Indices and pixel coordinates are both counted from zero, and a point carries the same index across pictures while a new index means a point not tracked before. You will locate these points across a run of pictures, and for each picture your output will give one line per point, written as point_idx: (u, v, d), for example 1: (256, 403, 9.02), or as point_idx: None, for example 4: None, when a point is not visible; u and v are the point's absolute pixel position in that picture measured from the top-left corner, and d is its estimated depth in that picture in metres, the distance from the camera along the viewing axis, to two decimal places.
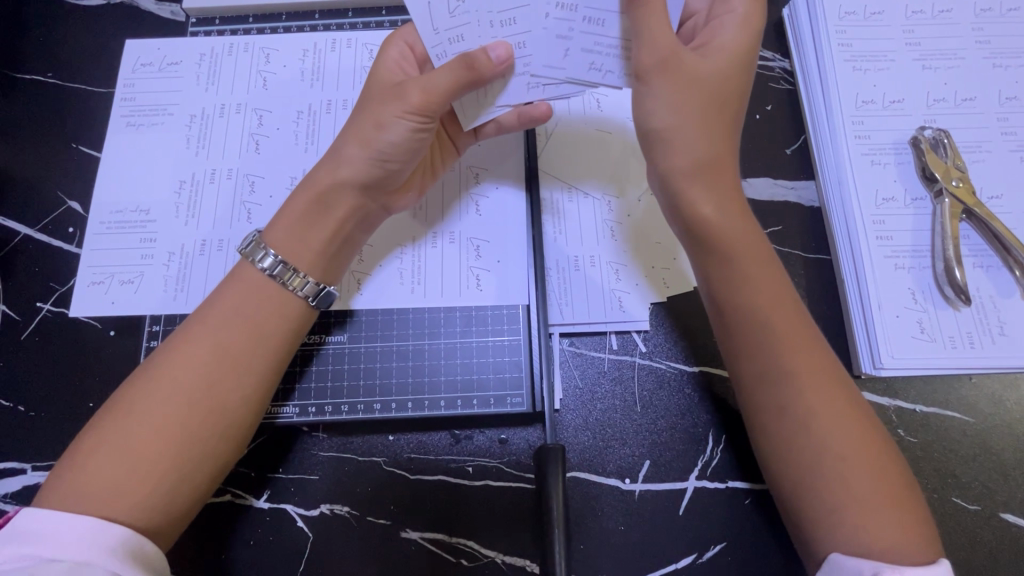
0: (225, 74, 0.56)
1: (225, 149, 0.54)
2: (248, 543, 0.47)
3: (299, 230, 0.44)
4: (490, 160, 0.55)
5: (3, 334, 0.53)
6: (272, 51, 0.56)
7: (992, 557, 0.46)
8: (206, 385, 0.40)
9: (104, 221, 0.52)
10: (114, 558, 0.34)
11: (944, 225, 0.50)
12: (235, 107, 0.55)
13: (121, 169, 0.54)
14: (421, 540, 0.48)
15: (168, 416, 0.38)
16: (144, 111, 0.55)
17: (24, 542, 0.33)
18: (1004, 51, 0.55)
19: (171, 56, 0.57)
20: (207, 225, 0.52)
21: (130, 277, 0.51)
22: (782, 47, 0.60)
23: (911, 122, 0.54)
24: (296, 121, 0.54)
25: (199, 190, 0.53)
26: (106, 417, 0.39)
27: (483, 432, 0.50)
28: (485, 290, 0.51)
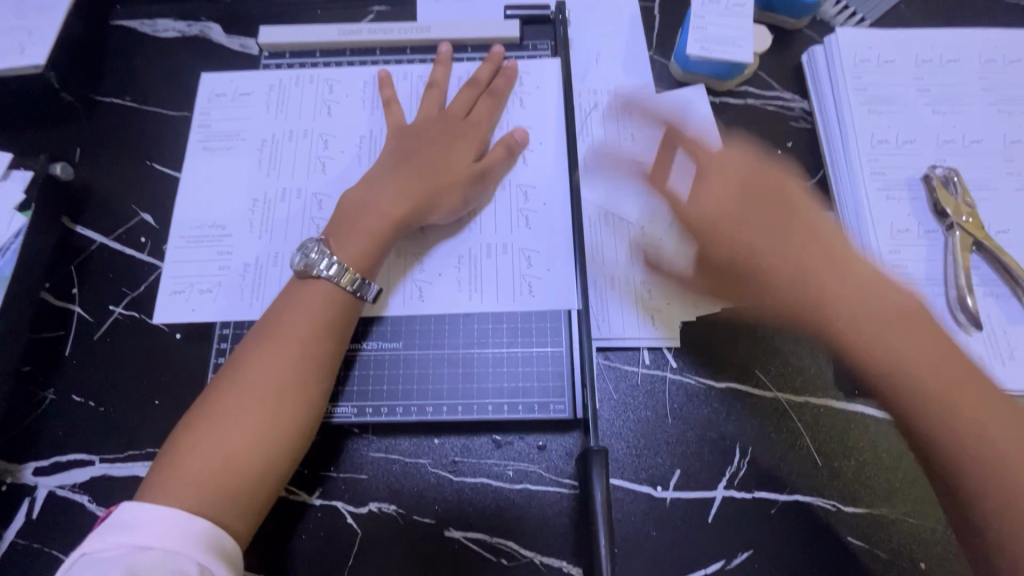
0: (294, 103, 0.61)
1: (294, 170, 0.59)
2: (300, 537, 0.50)
3: (352, 229, 0.51)
4: (534, 178, 0.58)
5: (77, 334, 0.57)
6: (335, 82, 0.62)
7: None
8: (270, 393, 0.44)
9: (183, 235, 0.57)
10: (198, 548, 0.39)
11: (956, 256, 0.54)
12: (303, 132, 0.60)
13: (197, 187, 0.59)
14: (464, 539, 0.50)
15: (238, 418, 0.43)
16: (219, 136, 0.60)
17: (126, 532, 0.38)
18: (1007, 98, 0.60)
19: (244, 87, 0.62)
20: (277, 239, 0.57)
21: (209, 286, 0.55)
22: (801, 89, 0.65)
23: (922, 162, 0.58)
24: (358, 145, 0.60)
25: (271, 208, 0.58)
26: (192, 418, 0.44)
27: (523, 438, 0.53)
28: (536, 296, 0.54)
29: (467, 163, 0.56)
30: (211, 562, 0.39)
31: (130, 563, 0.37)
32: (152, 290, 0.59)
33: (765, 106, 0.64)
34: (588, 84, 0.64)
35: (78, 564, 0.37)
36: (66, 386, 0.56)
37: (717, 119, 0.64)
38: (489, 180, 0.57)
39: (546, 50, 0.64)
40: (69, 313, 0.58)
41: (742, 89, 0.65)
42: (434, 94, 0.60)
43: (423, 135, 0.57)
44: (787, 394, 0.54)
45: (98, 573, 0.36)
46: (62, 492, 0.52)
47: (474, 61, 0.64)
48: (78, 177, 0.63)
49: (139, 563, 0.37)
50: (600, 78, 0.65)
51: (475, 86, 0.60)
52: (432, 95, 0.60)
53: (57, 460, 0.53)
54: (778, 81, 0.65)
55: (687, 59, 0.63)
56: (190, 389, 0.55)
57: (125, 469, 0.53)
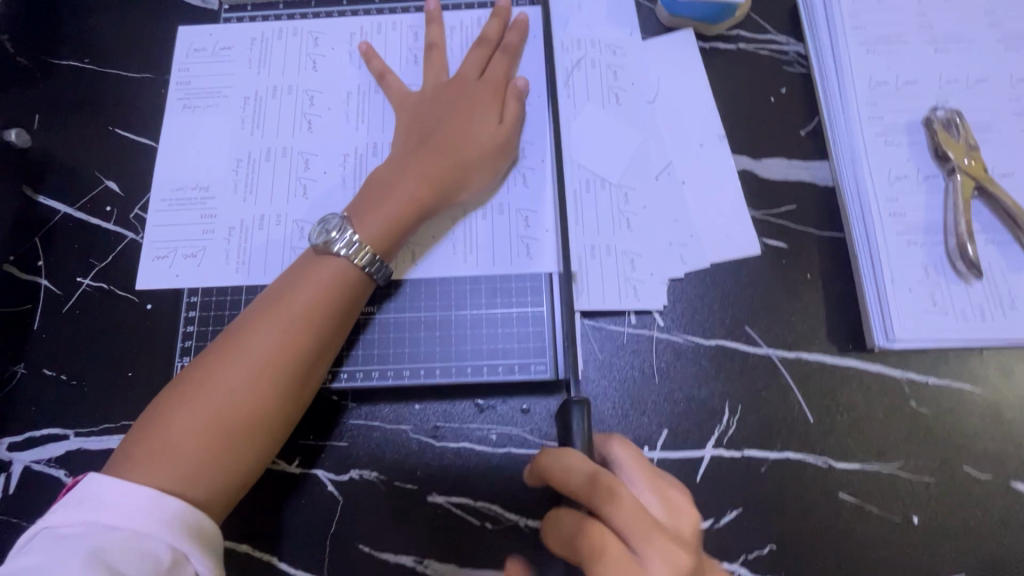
0: (275, 57, 0.58)
1: (279, 129, 0.56)
2: (281, 506, 0.50)
3: (377, 208, 0.48)
4: (528, 135, 0.56)
5: (45, 307, 0.55)
6: (320, 35, 0.59)
7: (1000, 522, 0.48)
8: (271, 373, 0.43)
9: (166, 198, 0.55)
10: (170, 529, 0.37)
11: (956, 201, 0.51)
12: (287, 88, 0.57)
13: (176, 147, 0.56)
14: (447, 504, 0.49)
15: (234, 395, 0.42)
16: (199, 94, 0.57)
17: (92, 509, 0.37)
18: (1016, 34, 0.56)
19: (223, 41, 0.59)
20: (264, 200, 0.54)
21: (194, 251, 0.54)
22: (796, 31, 0.61)
23: (924, 104, 0.55)
24: (346, 101, 0.57)
25: (255, 167, 0.55)
26: (185, 383, 0.42)
27: (506, 402, 0.52)
28: (535, 258, 0.53)
29: (492, 130, 0.52)
30: (183, 545, 0.37)
31: (94, 542, 0.35)
32: (119, 260, 0.57)
33: (757, 51, 0.61)
34: (569, 32, 0.60)
35: (37, 538, 0.36)
36: (36, 359, 0.54)
37: (706, 66, 0.60)
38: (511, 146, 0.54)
39: None
40: (35, 286, 0.56)
41: (733, 33, 0.61)
42: (437, 56, 0.56)
43: (435, 105, 0.54)
44: (778, 350, 0.52)
45: (59, 552, 0.34)
46: (38, 466, 0.51)
47: (448, 8, 0.60)
48: (37, 144, 0.60)
49: (104, 543, 0.35)
50: (581, 24, 0.61)
51: (485, 44, 0.56)
52: (435, 57, 0.56)
53: (32, 435, 0.52)
54: (771, 24, 0.62)
55: (674, 1, 0.59)
56: (162, 359, 0.54)
57: (100, 442, 0.52)
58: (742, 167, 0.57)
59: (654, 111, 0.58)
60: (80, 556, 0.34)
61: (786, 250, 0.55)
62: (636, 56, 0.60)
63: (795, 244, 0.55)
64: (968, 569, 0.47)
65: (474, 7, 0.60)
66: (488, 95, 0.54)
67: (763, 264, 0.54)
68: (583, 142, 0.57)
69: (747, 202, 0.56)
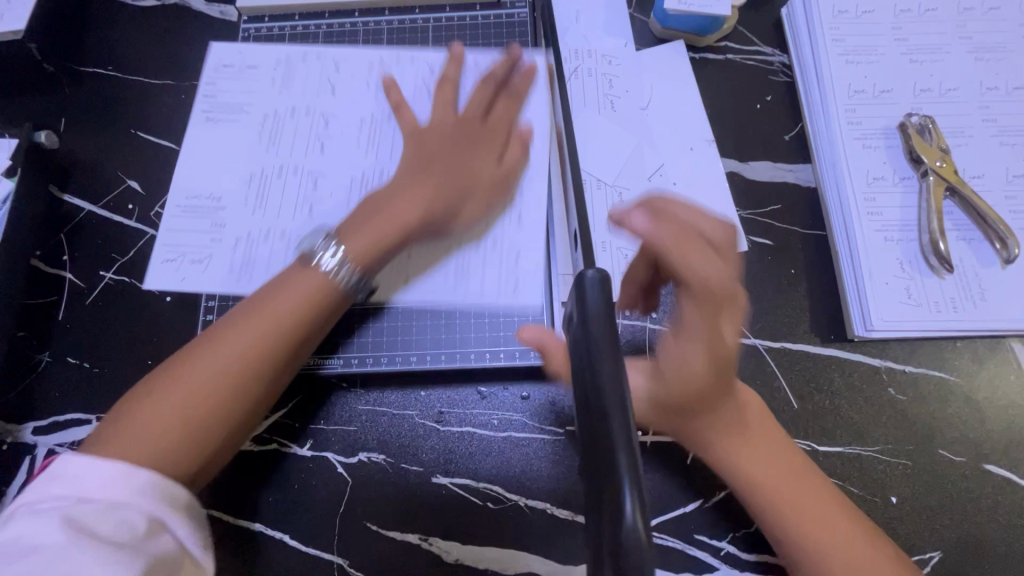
0: (298, 80, 0.61)
1: (292, 149, 0.59)
2: (292, 486, 0.52)
3: (365, 229, 0.50)
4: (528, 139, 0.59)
5: (69, 299, 0.58)
6: (341, 62, 0.62)
7: (973, 501, 0.51)
8: (233, 374, 0.44)
9: (181, 204, 0.58)
10: (146, 498, 0.39)
11: (929, 201, 0.54)
12: (305, 110, 0.60)
13: (195, 156, 0.59)
14: (451, 485, 0.52)
15: (198, 392, 0.43)
16: (222, 108, 0.61)
17: (63, 484, 0.38)
18: (985, 46, 0.60)
19: (250, 60, 0.62)
20: (272, 215, 0.57)
21: (200, 257, 0.56)
22: (781, 43, 0.65)
23: (899, 111, 0.59)
24: (358, 128, 0.60)
25: (267, 182, 0.58)
26: (159, 379, 0.44)
27: (507, 389, 0.55)
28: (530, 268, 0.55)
29: (491, 168, 0.55)
30: (161, 510, 0.39)
31: (67, 515, 0.36)
32: (141, 255, 0.60)
33: (744, 61, 0.64)
34: (567, 43, 0.64)
35: (16, 513, 0.37)
36: (61, 348, 0.57)
37: (697, 75, 0.64)
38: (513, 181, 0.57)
39: (524, 10, 0.65)
40: (61, 279, 0.59)
41: (722, 44, 0.65)
42: (448, 89, 0.59)
43: (439, 135, 0.56)
44: (764, 341, 0.55)
45: (35, 527, 0.35)
46: (62, 449, 0.54)
47: (453, 20, 0.65)
48: (64, 146, 0.63)
49: (79, 515, 0.36)
50: (578, 36, 0.65)
51: (493, 81, 0.59)
52: (445, 89, 0.59)
53: (55, 419, 0.55)
54: (757, 36, 0.65)
55: (665, 14, 0.63)
56: (181, 348, 0.57)
57: None
58: (729, 169, 0.60)
59: (647, 116, 0.62)
60: (58, 524, 0.36)
61: (772, 246, 0.58)
62: (630, 66, 0.64)
63: (780, 242, 0.58)
64: (945, 546, 0.49)
65: (477, 20, 0.65)
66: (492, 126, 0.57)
67: (750, 260, 0.57)
68: (581, 145, 0.60)
69: (735, 202, 0.59)
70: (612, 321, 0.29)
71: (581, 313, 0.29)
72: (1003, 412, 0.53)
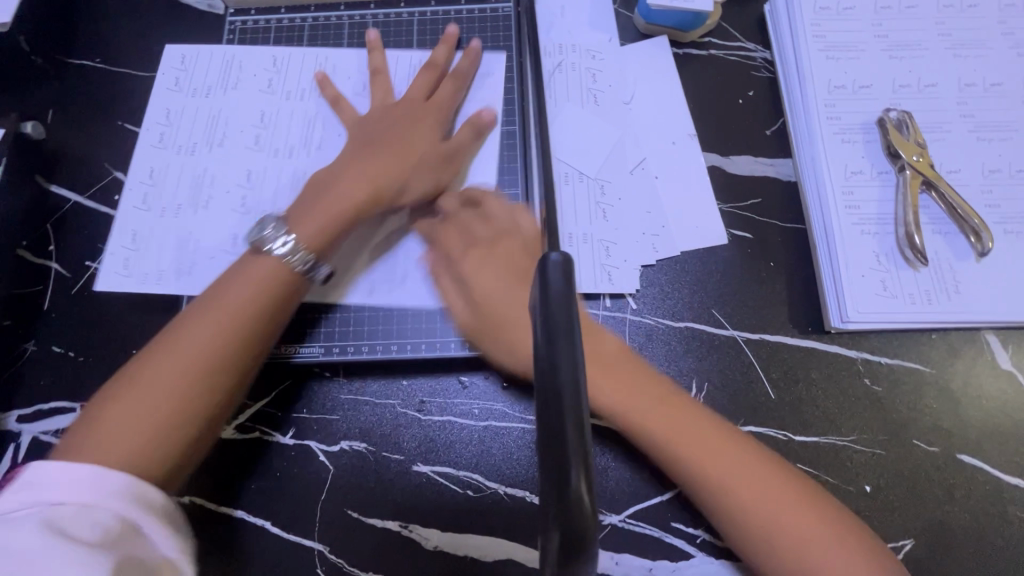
0: (237, 82, 0.62)
1: (240, 149, 0.60)
2: (274, 474, 0.53)
3: (314, 212, 0.50)
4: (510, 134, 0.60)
5: (55, 288, 0.59)
6: (277, 58, 0.63)
7: (946, 490, 0.51)
8: (196, 372, 0.43)
9: (140, 214, 0.57)
10: (119, 499, 0.38)
11: (906, 195, 0.55)
12: (250, 110, 0.61)
13: (144, 172, 0.59)
14: (431, 473, 0.53)
15: (167, 397, 0.42)
16: (164, 121, 0.61)
17: (33, 492, 0.37)
18: (963, 43, 0.61)
19: (187, 68, 0.63)
20: (229, 217, 0.58)
21: (161, 266, 0.56)
22: (763, 39, 0.66)
23: (878, 106, 0.60)
24: (303, 120, 0.61)
25: (218, 186, 0.59)
26: (121, 380, 0.43)
27: (487, 379, 0.55)
28: None
29: (437, 139, 0.56)
30: (134, 513, 0.38)
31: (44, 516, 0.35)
32: None
33: (727, 56, 0.65)
34: (551, 38, 0.65)
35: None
36: (46, 337, 0.57)
37: (680, 71, 0.64)
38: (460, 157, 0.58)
39: (509, 6, 0.65)
40: (46, 268, 0.59)
41: (705, 40, 0.66)
42: (384, 80, 0.61)
43: (387, 118, 0.57)
44: (743, 332, 0.56)
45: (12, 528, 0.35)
46: (46, 437, 0.54)
47: (438, 15, 0.65)
48: (51, 137, 0.64)
49: (53, 516, 0.36)
50: (563, 31, 0.65)
51: (436, 65, 0.60)
52: (380, 82, 0.61)
53: (40, 407, 0.55)
54: (740, 31, 0.66)
55: (648, 9, 0.63)
56: None
57: None
58: (711, 163, 0.61)
59: (630, 110, 0.62)
60: (32, 530, 0.35)
61: (750, 239, 0.58)
62: (613, 61, 0.64)
63: (759, 235, 0.59)
64: (916, 534, 0.50)
65: (461, 14, 0.65)
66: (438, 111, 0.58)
67: (729, 252, 0.58)
68: (563, 138, 0.61)
69: (715, 196, 0.60)
70: (570, 291, 0.27)
71: (542, 291, 0.27)
72: (977, 403, 0.53)
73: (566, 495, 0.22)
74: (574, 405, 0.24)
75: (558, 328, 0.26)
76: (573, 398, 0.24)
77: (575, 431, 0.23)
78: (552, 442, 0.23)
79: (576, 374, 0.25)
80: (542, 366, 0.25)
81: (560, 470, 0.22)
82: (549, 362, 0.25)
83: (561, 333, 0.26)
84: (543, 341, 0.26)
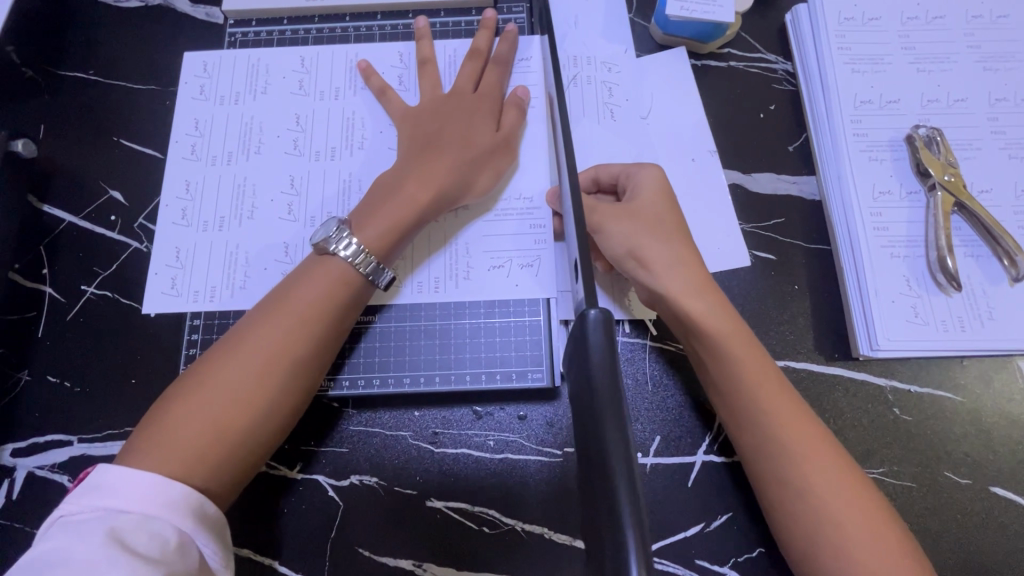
0: (269, 82, 0.60)
1: (274, 152, 0.58)
2: (282, 511, 0.51)
3: (377, 215, 0.50)
4: (525, 148, 0.58)
5: (49, 314, 0.56)
6: (308, 58, 0.61)
7: (980, 525, 0.49)
8: (253, 382, 0.43)
9: (177, 222, 0.56)
10: (177, 514, 0.38)
11: (937, 216, 0.53)
12: (283, 111, 0.59)
13: (180, 179, 0.57)
14: (446, 509, 0.51)
15: (232, 391, 0.42)
16: (200, 125, 0.59)
17: (98, 497, 0.38)
18: (993, 56, 0.59)
19: (219, 69, 0.61)
20: (264, 225, 0.56)
21: (201, 277, 0.55)
22: (784, 51, 0.64)
23: (906, 122, 0.57)
24: (339, 122, 0.59)
25: (252, 192, 0.57)
26: (192, 377, 0.43)
27: (503, 409, 0.53)
28: (537, 271, 0.54)
29: (491, 135, 0.55)
30: (191, 529, 0.39)
31: (107, 525, 0.36)
32: (124, 268, 0.58)
33: (747, 69, 0.63)
34: (566, 49, 0.62)
35: (53, 527, 0.37)
36: (41, 366, 0.55)
37: (699, 84, 0.62)
38: (513, 146, 0.56)
39: (522, 17, 0.63)
40: (39, 293, 0.57)
41: (725, 51, 0.63)
42: (432, 71, 0.58)
43: (437, 113, 0.55)
44: None
45: (74, 537, 0.35)
46: (42, 472, 0.52)
47: (447, 26, 0.63)
48: (44, 155, 0.61)
49: (115, 525, 0.36)
50: (577, 42, 0.63)
51: (477, 56, 0.58)
52: (429, 72, 0.58)
53: (35, 440, 0.53)
54: (760, 43, 0.64)
55: (667, 20, 0.61)
56: (166, 366, 0.55)
57: (104, 448, 0.53)
58: (732, 181, 0.59)
59: (648, 125, 0.60)
60: (97, 539, 0.35)
61: (774, 261, 0.56)
62: (631, 73, 0.62)
63: (783, 256, 0.57)
64: (950, 571, 0.48)
65: (472, 25, 0.63)
66: (481, 107, 0.56)
67: (752, 275, 0.56)
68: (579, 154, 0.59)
69: (737, 216, 0.58)
70: (613, 357, 0.27)
71: (581, 347, 0.28)
72: (1011, 433, 0.51)
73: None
74: (626, 483, 0.24)
75: (603, 401, 0.26)
76: (621, 469, 0.24)
77: (630, 510, 0.23)
78: (609, 523, 0.23)
79: (626, 440, 0.25)
80: (590, 436, 0.26)
81: (617, 553, 0.22)
82: (599, 437, 0.25)
83: (607, 405, 0.26)
84: (591, 413, 0.26)
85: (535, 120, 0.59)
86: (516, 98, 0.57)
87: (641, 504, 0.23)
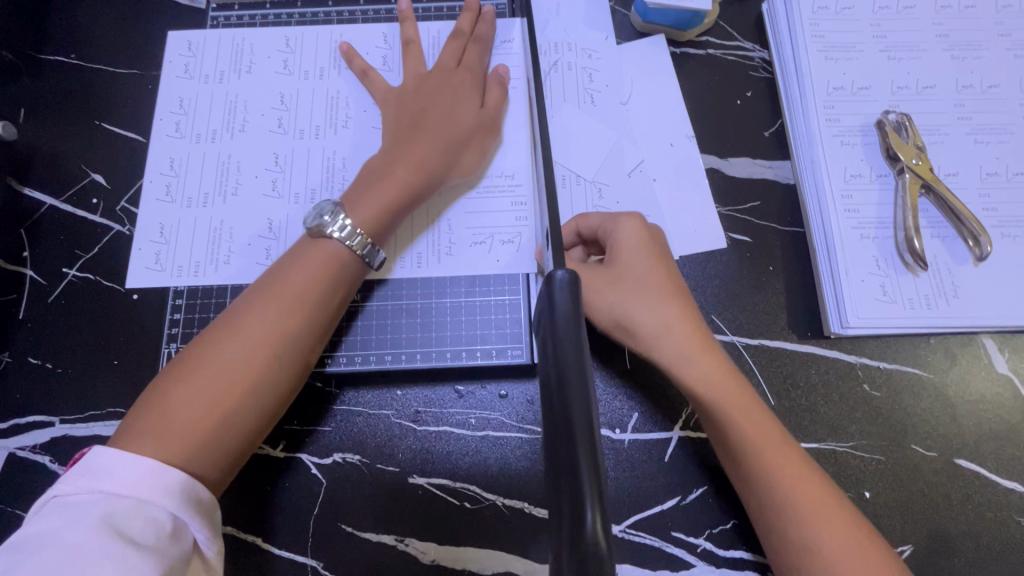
0: (253, 61, 0.60)
1: (257, 130, 0.58)
2: (265, 489, 0.51)
3: (368, 196, 0.50)
4: (506, 131, 0.59)
5: (30, 297, 0.56)
6: (293, 39, 0.61)
7: (945, 495, 0.51)
8: (251, 364, 0.43)
9: (161, 198, 0.56)
10: (172, 500, 0.38)
11: (905, 198, 0.55)
12: (266, 90, 0.59)
13: (164, 155, 0.58)
14: (427, 485, 0.51)
15: (227, 373, 0.43)
16: (184, 102, 0.59)
17: (93, 478, 0.38)
18: (961, 44, 0.60)
19: (203, 48, 0.61)
20: (247, 203, 0.56)
21: (184, 253, 0.55)
22: (761, 39, 0.65)
23: (877, 108, 0.59)
24: (323, 103, 0.59)
25: (236, 169, 0.57)
26: (187, 359, 0.43)
27: (484, 388, 0.54)
28: (518, 249, 0.55)
29: (474, 113, 0.55)
30: (185, 514, 0.39)
31: (102, 509, 0.36)
32: (105, 251, 0.58)
33: (724, 56, 0.64)
34: (547, 36, 0.63)
35: (48, 506, 0.37)
36: (22, 348, 0.55)
37: (678, 71, 0.63)
38: (496, 123, 0.57)
39: (503, 3, 0.64)
40: (20, 276, 0.57)
41: (703, 39, 0.64)
42: (414, 51, 0.59)
43: (420, 91, 0.56)
44: (743, 337, 0.55)
45: (69, 518, 0.35)
46: (23, 453, 0.52)
47: (430, 11, 0.63)
48: (25, 138, 0.61)
49: (111, 509, 0.36)
50: (559, 29, 0.64)
51: (460, 36, 0.59)
52: (412, 52, 0.59)
53: (16, 422, 0.53)
54: (738, 31, 0.65)
55: (646, 8, 0.62)
56: (148, 347, 0.55)
57: (85, 429, 0.53)
58: (709, 166, 0.60)
59: (627, 111, 0.61)
60: (91, 523, 0.35)
61: (749, 243, 0.58)
62: (611, 60, 0.63)
63: (758, 238, 0.58)
64: (915, 539, 0.50)
65: (455, 11, 0.63)
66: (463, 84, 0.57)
67: (728, 256, 0.57)
68: (559, 138, 0.60)
69: (714, 199, 0.59)
70: (579, 321, 0.29)
71: (551, 311, 0.29)
72: (974, 408, 0.53)
73: (579, 533, 0.22)
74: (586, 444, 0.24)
75: (569, 370, 0.27)
76: (584, 432, 0.25)
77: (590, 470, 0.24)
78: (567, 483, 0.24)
79: (589, 408, 0.26)
80: (555, 402, 0.27)
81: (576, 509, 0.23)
82: (563, 403, 0.26)
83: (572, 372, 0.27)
84: (557, 379, 0.27)
85: (517, 105, 0.59)
86: (497, 74, 0.58)
87: (602, 464, 0.24)
